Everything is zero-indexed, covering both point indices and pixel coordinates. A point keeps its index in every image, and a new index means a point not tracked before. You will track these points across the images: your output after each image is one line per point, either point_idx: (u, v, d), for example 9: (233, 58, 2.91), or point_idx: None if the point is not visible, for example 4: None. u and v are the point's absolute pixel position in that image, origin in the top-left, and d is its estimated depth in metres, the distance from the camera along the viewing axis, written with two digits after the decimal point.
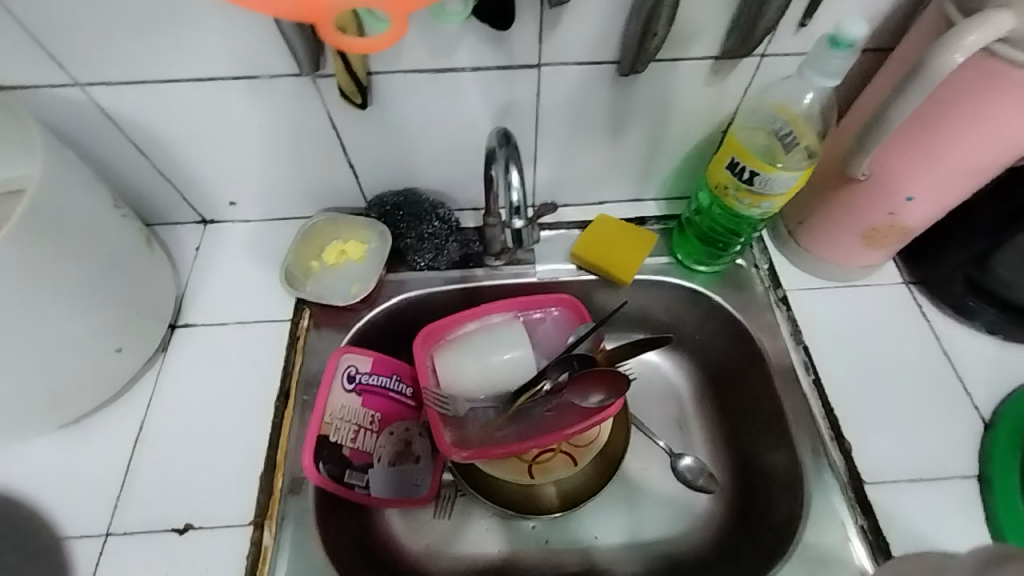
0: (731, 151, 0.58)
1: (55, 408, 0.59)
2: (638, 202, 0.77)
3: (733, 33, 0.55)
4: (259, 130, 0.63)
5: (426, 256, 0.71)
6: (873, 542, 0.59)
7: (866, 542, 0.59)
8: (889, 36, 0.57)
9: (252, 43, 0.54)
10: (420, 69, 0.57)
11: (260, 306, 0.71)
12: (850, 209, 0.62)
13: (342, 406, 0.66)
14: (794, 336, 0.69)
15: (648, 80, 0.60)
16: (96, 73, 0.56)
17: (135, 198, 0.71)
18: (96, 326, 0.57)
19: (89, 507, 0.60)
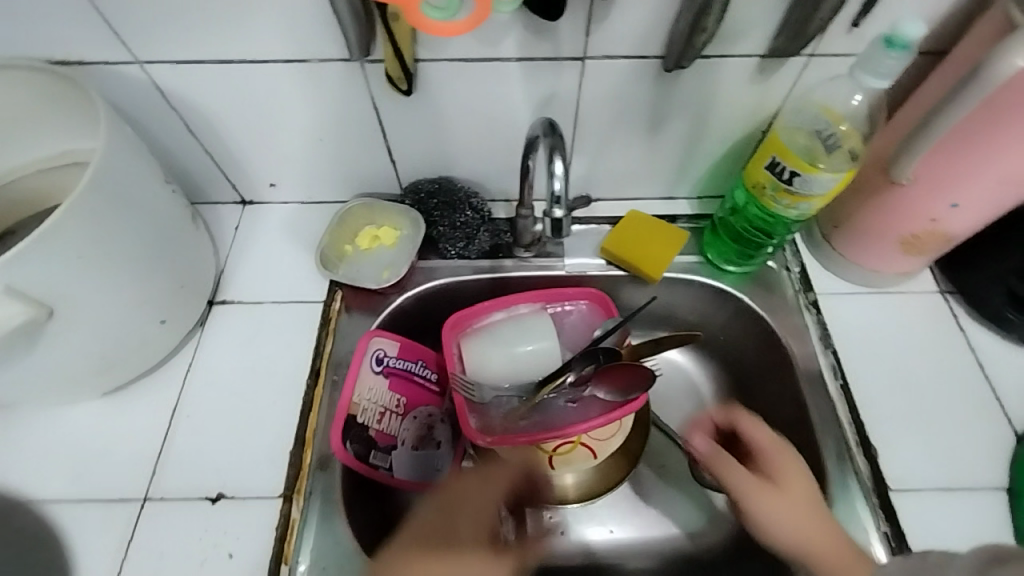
0: (772, 150, 0.58)
1: (103, 374, 0.62)
2: (670, 200, 0.77)
3: (783, 31, 0.55)
4: (304, 113, 0.65)
5: (457, 245, 0.72)
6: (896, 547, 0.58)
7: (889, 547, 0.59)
8: (943, 40, 0.56)
9: (306, 27, 0.55)
10: (467, 57, 0.58)
11: (295, 286, 0.73)
12: (889, 214, 0.61)
13: (369, 388, 0.67)
14: (823, 340, 0.69)
15: (691, 77, 0.60)
16: (154, 50, 0.58)
17: (181, 176, 0.74)
18: (143, 297, 0.59)
19: (129, 471, 0.63)
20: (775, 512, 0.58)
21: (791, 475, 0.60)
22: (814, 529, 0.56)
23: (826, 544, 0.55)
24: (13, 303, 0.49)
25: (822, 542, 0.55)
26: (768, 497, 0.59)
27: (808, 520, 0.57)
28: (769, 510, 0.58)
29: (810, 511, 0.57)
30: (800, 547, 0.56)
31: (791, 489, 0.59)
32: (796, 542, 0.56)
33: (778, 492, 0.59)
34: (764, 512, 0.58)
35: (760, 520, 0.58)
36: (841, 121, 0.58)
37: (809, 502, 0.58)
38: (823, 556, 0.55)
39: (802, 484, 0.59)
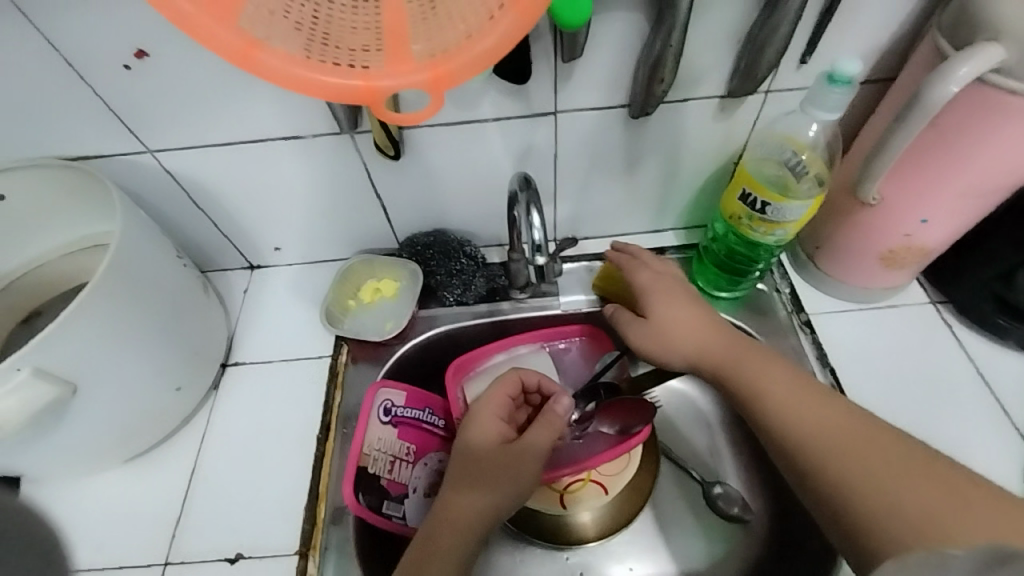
0: (742, 183, 0.61)
1: (122, 443, 0.65)
2: (656, 233, 0.80)
3: (737, 74, 0.58)
4: (302, 182, 0.69)
5: (455, 291, 0.75)
6: None
7: None
8: (892, 67, 0.59)
9: (298, 108, 0.60)
10: (447, 121, 0.62)
11: (303, 343, 0.76)
12: (864, 233, 0.63)
13: (379, 437, 0.69)
14: (820, 358, 0.70)
15: (659, 120, 0.64)
16: (163, 139, 0.63)
17: (192, 247, 0.78)
18: (157, 367, 0.62)
19: (149, 537, 0.65)
20: (785, 404, 0.50)
21: (673, 311, 0.60)
22: (828, 428, 0.47)
23: (844, 442, 0.46)
24: (41, 384, 0.52)
25: (841, 439, 0.46)
26: (780, 390, 0.51)
27: (820, 419, 0.48)
28: (772, 398, 0.51)
29: (834, 409, 0.48)
30: (807, 452, 0.47)
31: (673, 305, 0.60)
32: (689, 356, 0.58)
33: (750, 365, 0.54)
34: (756, 389, 0.52)
35: (644, 346, 0.61)
36: (804, 149, 0.61)
37: (838, 404, 0.49)
38: (844, 457, 0.45)
39: (679, 301, 0.61)
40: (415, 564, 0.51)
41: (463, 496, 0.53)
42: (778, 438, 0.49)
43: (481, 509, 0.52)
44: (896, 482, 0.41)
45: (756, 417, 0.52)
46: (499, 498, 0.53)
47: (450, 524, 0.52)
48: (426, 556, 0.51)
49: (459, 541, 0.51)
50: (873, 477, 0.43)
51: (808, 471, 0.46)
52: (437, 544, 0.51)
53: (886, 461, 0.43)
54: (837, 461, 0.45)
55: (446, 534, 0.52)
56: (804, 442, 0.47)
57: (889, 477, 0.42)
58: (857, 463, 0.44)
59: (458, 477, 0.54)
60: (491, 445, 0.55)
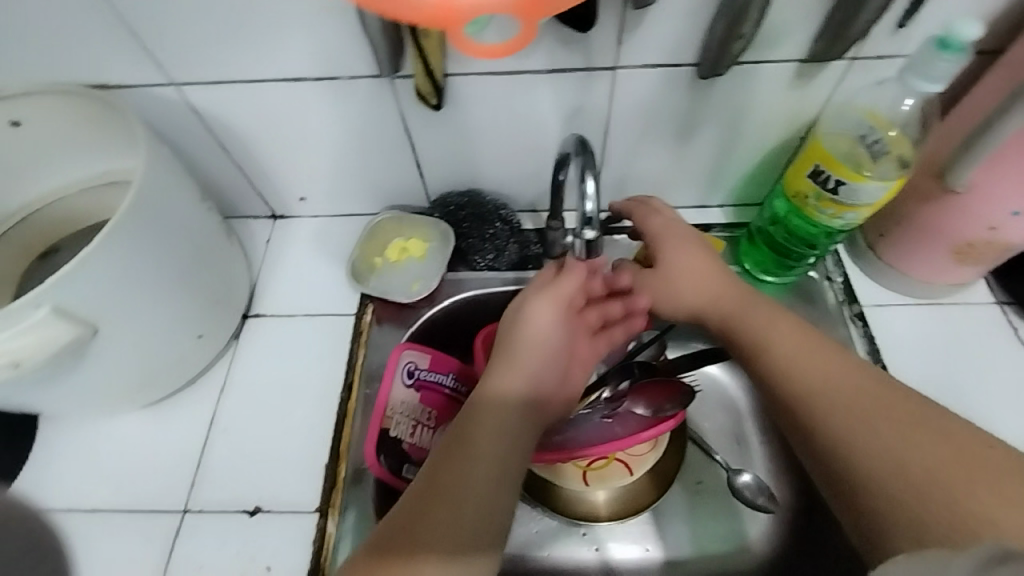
0: (816, 158, 0.55)
1: (143, 387, 0.63)
2: (703, 208, 0.75)
3: (824, 35, 0.52)
4: (334, 128, 0.65)
5: (487, 257, 0.72)
6: None
7: None
8: (1002, 37, 0.53)
9: (336, 46, 0.56)
10: (495, 70, 0.57)
11: (326, 299, 0.74)
12: (942, 223, 0.58)
13: (402, 401, 0.66)
14: (871, 353, 0.65)
15: (727, 84, 0.59)
16: (191, 73, 0.59)
17: (215, 192, 0.75)
18: (179, 314, 0.60)
19: (168, 483, 0.64)
20: (802, 370, 0.48)
21: (685, 260, 0.58)
22: (842, 398, 0.46)
23: (860, 411, 0.45)
24: (61, 323, 0.50)
25: (860, 409, 0.45)
26: (799, 355, 0.49)
27: (837, 388, 0.46)
28: (789, 360, 0.49)
29: (845, 369, 0.47)
30: (822, 422, 0.46)
31: (683, 254, 0.58)
32: (693, 305, 0.57)
33: (767, 323, 0.53)
34: (772, 350, 0.51)
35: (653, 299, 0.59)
36: (889, 125, 0.55)
37: (855, 369, 0.47)
38: (858, 426, 0.44)
39: (689, 250, 0.58)
40: (420, 512, 0.45)
41: (478, 436, 0.49)
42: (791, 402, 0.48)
43: (498, 449, 0.48)
44: (910, 453, 0.41)
45: (769, 377, 0.50)
46: (512, 438, 0.50)
47: (467, 469, 0.47)
48: (436, 500, 0.45)
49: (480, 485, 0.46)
50: (888, 447, 0.42)
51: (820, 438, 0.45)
52: (454, 487, 0.46)
53: (900, 432, 0.42)
54: (851, 431, 0.44)
55: (464, 477, 0.46)
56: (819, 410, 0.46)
57: (902, 450, 0.41)
58: (868, 434, 0.43)
59: (466, 422, 0.50)
60: (507, 384, 0.52)
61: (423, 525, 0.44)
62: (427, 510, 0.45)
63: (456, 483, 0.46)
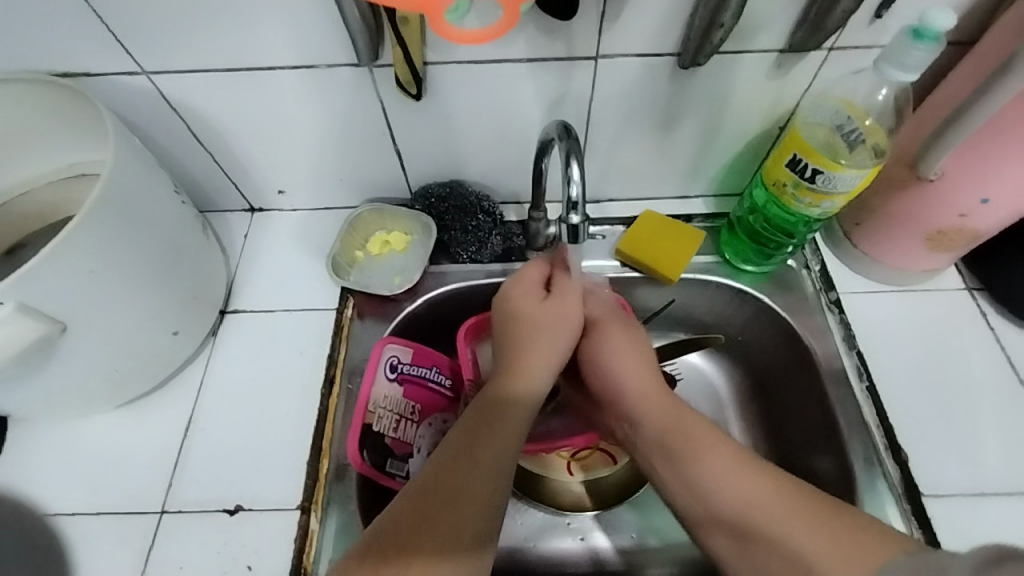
0: (793, 147, 0.56)
1: (118, 386, 0.62)
2: (685, 199, 0.75)
3: (802, 26, 0.53)
4: (312, 119, 0.64)
5: (469, 249, 0.71)
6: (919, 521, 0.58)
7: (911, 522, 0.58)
8: (972, 28, 0.54)
9: (313, 34, 0.55)
10: (476, 59, 0.57)
11: (307, 294, 0.73)
12: (915, 210, 0.60)
13: (385, 395, 0.66)
14: (847, 340, 0.67)
15: (707, 74, 0.59)
16: (163, 61, 0.57)
17: (190, 185, 0.73)
18: (154, 309, 0.59)
19: (146, 483, 0.63)
20: (702, 460, 0.50)
21: (618, 343, 0.59)
22: (745, 488, 0.47)
23: (763, 501, 0.46)
24: (28, 320, 0.48)
25: (763, 492, 0.47)
26: (702, 451, 0.50)
27: (739, 478, 0.48)
28: (690, 456, 0.50)
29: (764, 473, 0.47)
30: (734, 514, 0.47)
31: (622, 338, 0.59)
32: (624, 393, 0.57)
33: (676, 417, 0.53)
34: (676, 445, 0.52)
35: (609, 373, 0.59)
36: (862, 115, 0.56)
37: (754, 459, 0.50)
38: (763, 512, 0.46)
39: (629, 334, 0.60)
40: (422, 520, 0.46)
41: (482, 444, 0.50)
42: (696, 494, 0.49)
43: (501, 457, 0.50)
44: (818, 534, 0.43)
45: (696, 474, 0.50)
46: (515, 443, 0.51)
47: (468, 479, 0.48)
48: (436, 509, 0.46)
49: (480, 497, 0.47)
50: (798, 530, 0.44)
51: (732, 527, 0.47)
52: (452, 497, 0.47)
53: (800, 510, 0.45)
54: (758, 514, 0.46)
55: (466, 487, 0.47)
56: (724, 504, 0.47)
57: (815, 530, 0.43)
58: (775, 518, 0.45)
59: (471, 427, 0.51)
60: (519, 389, 0.54)
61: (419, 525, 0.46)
62: (426, 520, 0.45)
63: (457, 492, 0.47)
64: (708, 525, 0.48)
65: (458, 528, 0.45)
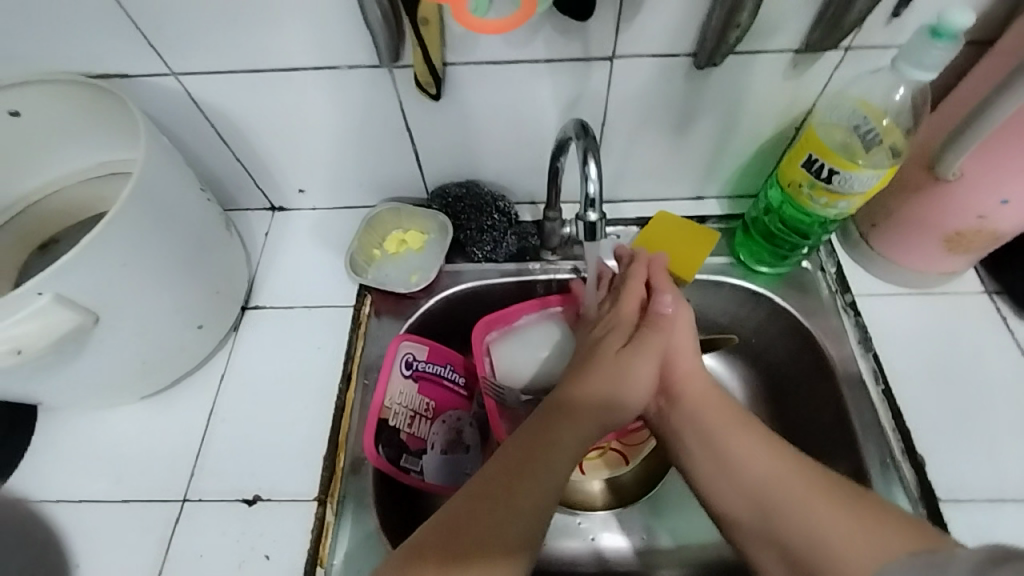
0: (809, 148, 0.56)
1: (143, 378, 0.63)
2: (700, 200, 0.75)
3: (819, 25, 0.53)
4: (333, 120, 0.65)
5: (485, 248, 0.72)
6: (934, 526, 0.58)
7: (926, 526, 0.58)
8: (992, 28, 0.54)
9: (336, 35, 0.56)
10: (494, 60, 0.58)
11: (325, 291, 0.74)
12: (933, 211, 0.60)
13: (400, 392, 0.67)
14: (863, 342, 0.67)
15: (723, 75, 0.59)
16: (191, 62, 0.59)
17: (214, 184, 0.75)
18: (180, 302, 0.60)
19: (168, 473, 0.64)
20: (738, 447, 0.51)
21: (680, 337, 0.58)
22: (778, 475, 0.49)
23: (792, 487, 0.48)
24: (62, 310, 0.50)
25: (797, 481, 0.48)
26: (737, 439, 0.52)
27: (768, 462, 0.50)
28: (727, 443, 0.52)
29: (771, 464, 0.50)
30: (766, 500, 0.48)
31: (679, 332, 0.58)
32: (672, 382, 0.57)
33: (713, 406, 0.55)
34: (714, 434, 0.53)
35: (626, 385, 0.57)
36: (880, 114, 0.56)
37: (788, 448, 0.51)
38: (792, 499, 0.47)
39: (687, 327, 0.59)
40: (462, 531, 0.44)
41: (542, 447, 0.49)
42: (730, 481, 0.51)
43: (558, 465, 0.48)
44: (847, 524, 0.44)
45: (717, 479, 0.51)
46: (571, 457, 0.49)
47: (521, 484, 0.47)
48: (485, 508, 0.45)
49: (528, 506, 0.46)
50: (826, 518, 0.45)
51: (765, 513, 0.48)
52: (502, 500, 0.46)
53: (833, 500, 0.46)
54: (789, 501, 0.47)
55: (523, 491, 0.46)
56: (759, 489, 0.49)
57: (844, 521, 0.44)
58: (805, 506, 0.46)
59: (527, 439, 0.50)
60: (572, 397, 0.52)
61: (469, 528, 0.44)
62: (472, 521, 0.45)
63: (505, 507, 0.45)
64: (739, 511, 0.49)
65: (502, 533, 0.44)
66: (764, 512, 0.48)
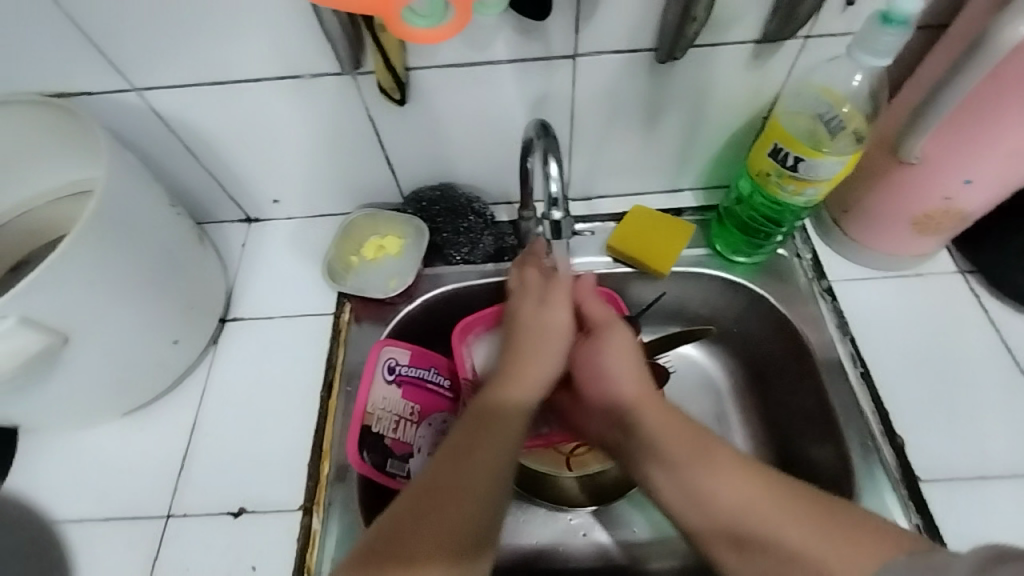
0: (774, 137, 0.57)
1: (122, 395, 0.63)
2: (674, 193, 0.76)
3: (775, 16, 0.53)
4: (301, 129, 0.65)
5: (462, 250, 0.72)
6: (915, 507, 0.58)
7: (909, 509, 0.58)
8: (948, 10, 0.54)
9: (297, 44, 0.56)
10: (457, 63, 0.58)
11: (304, 300, 0.74)
12: (898, 196, 0.60)
13: (382, 397, 0.66)
14: (840, 327, 0.67)
15: (686, 68, 0.60)
16: (153, 77, 0.59)
17: (188, 197, 0.75)
18: (154, 319, 0.60)
19: (152, 489, 0.64)
20: (702, 469, 0.48)
21: (616, 349, 0.57)
22: (748, 494, 0.47)
23: (769, 510, 0.45)
24: (29, 332, 0.50)
25: (766, 499, 0.46)
26: (702, 462, 0.49)
27: (731, 479, 0.47)
28: (688, 466, 0.49)
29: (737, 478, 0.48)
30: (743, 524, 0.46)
31: (619, 343, 0.58)
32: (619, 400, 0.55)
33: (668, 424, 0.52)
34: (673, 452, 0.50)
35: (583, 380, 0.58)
36: (842, 101, 0.56)
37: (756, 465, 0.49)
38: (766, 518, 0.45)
39: (626, 339, 0.58)
40: (417, 514, 0.45)
41: (481, 446, 0.49)
42: (699, 508, 0.48)
43: (498, 466, 0.48)
44: (824, 539, 0.43)
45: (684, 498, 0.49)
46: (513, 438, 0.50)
47: (467, 492, 0.46)
48: (432, 509, 0.45)
49: (472, 503, 0.46)
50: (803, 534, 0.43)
51: (738, 534, 0.46)
52: (447, 504, 0.45)
53: (812, 517, 0.44)
54: (763, 520, 0.45)
55: (460, 491, 0.46)
56: (728, 514, 0.46)
57: (820, 534, 0.43)
58: (779, 520, 0.45)
59: (468, 440, 0.49)
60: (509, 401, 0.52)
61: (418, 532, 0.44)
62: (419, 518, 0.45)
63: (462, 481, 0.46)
64: (713, 537, 0.47)
65: (454, 532, 0.44)
66: (739, 538, 0.46)
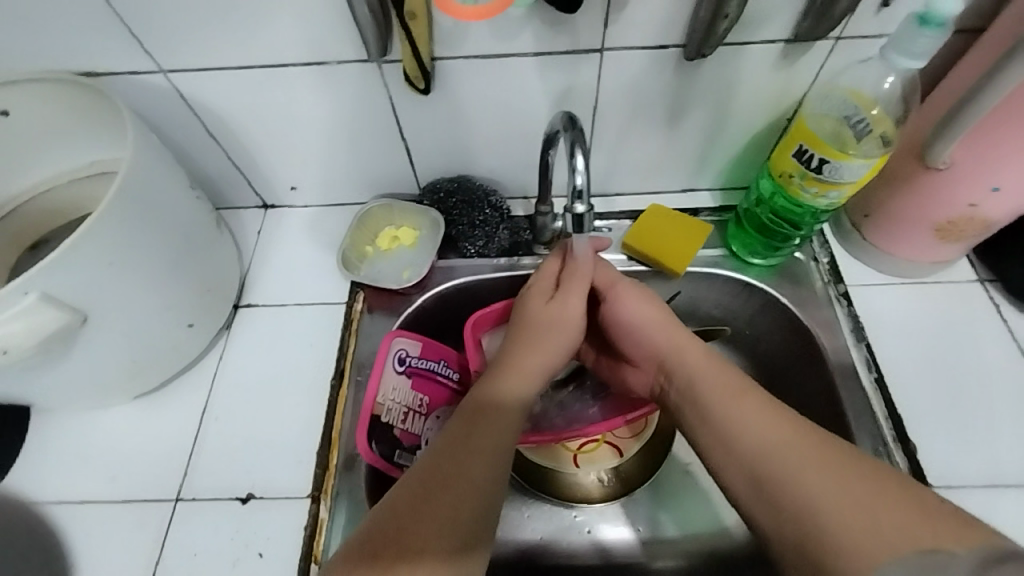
0: (799, 138, 0.56)
1: (135, 377, 0.63)
2: (692, 192, 0.75)
3: (807, 15, 0.53)
4: (322, 116, 0.65)
5: (477, 243, 0.72)
6: None
7: None
8: (982, 16, 0.54)
9: (324, 30, 0.56)
10: (483, 54, 0.57)
11: (318, 288, 0.74)
12: (925, 201, 0.60)
13: (393, 388, 0.66)
14: (856, 333, 0.66)
15: (713, 66, 0.59)
16: (178, 59, 0.58)
17: (205, 182, 0.75)
18: (171, 302, 0.60)
19: (161, 472, 0.64)
20: (740, 416, 0.48)
21: (638, 306, 0.59)
22: (783, 442, 0.46)
23: (796, 458, 0.44)
24: (49, 309, 0.50)
25: (808, 456, 0.44)
26: (736, 405, 0.49)
27: (770, 429, 0.47)
28: (723, 408, 0.50)
29: (771, 428, 0.47)
30: (768, 466, 0.45)
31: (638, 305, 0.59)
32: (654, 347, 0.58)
33: (707, 369, 0.53)
34: (710, 401, 0.51)
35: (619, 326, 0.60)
36: (872, 104, 0.55)
37: (787, 416, 0.48)
38: (796, 468, 0.44)
39: (643, 306, 0.59)
40: (413, 516, 0.44)
41: (481, 433, 0.50)
42: (732, 452, 0.47)
43: (491, 470, 0.48)
44: (843, 492, 0.41)
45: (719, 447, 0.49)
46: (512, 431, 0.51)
47: (467, 483, 0.46)
48: (430, 503, 0.45)
49: (473, 495, 0.46)
50: (834, 493, 0.41)
51: (759, 479, 0.45)
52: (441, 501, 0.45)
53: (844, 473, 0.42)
54: (791, 466, 0.44)
55: (461, 485, 0.46)
56: (764, 464, 0.45)
57: (850, 498, 0.41)
58: (811, 472, 0.43)
59: (468, 428, 0.50)
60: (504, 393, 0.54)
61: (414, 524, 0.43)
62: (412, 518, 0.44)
63: (461, 476, 0.46)
64: (738, 485, 0.46)
65: (454, 530, 0.44)
66: (766, 489, 0.44)
